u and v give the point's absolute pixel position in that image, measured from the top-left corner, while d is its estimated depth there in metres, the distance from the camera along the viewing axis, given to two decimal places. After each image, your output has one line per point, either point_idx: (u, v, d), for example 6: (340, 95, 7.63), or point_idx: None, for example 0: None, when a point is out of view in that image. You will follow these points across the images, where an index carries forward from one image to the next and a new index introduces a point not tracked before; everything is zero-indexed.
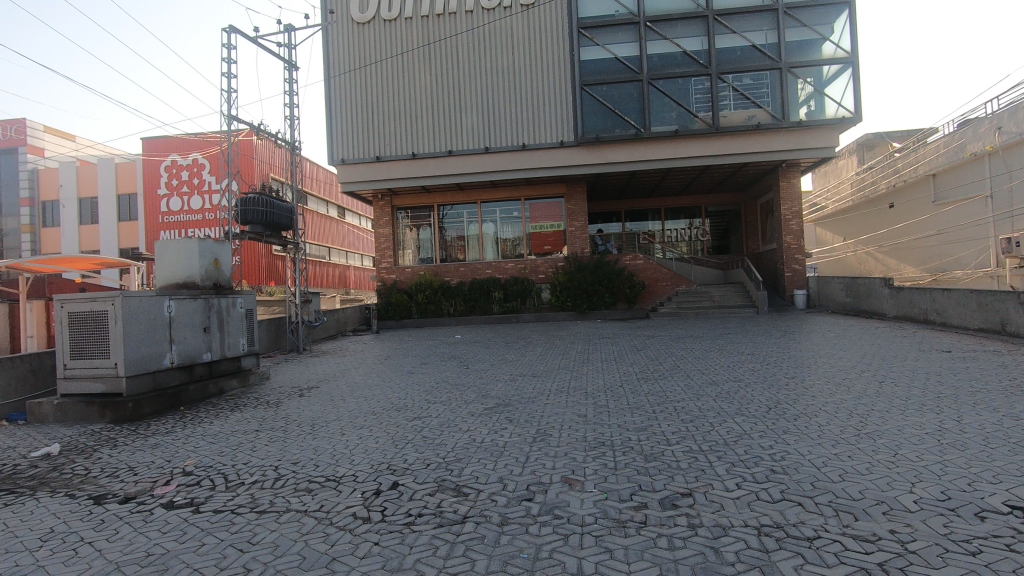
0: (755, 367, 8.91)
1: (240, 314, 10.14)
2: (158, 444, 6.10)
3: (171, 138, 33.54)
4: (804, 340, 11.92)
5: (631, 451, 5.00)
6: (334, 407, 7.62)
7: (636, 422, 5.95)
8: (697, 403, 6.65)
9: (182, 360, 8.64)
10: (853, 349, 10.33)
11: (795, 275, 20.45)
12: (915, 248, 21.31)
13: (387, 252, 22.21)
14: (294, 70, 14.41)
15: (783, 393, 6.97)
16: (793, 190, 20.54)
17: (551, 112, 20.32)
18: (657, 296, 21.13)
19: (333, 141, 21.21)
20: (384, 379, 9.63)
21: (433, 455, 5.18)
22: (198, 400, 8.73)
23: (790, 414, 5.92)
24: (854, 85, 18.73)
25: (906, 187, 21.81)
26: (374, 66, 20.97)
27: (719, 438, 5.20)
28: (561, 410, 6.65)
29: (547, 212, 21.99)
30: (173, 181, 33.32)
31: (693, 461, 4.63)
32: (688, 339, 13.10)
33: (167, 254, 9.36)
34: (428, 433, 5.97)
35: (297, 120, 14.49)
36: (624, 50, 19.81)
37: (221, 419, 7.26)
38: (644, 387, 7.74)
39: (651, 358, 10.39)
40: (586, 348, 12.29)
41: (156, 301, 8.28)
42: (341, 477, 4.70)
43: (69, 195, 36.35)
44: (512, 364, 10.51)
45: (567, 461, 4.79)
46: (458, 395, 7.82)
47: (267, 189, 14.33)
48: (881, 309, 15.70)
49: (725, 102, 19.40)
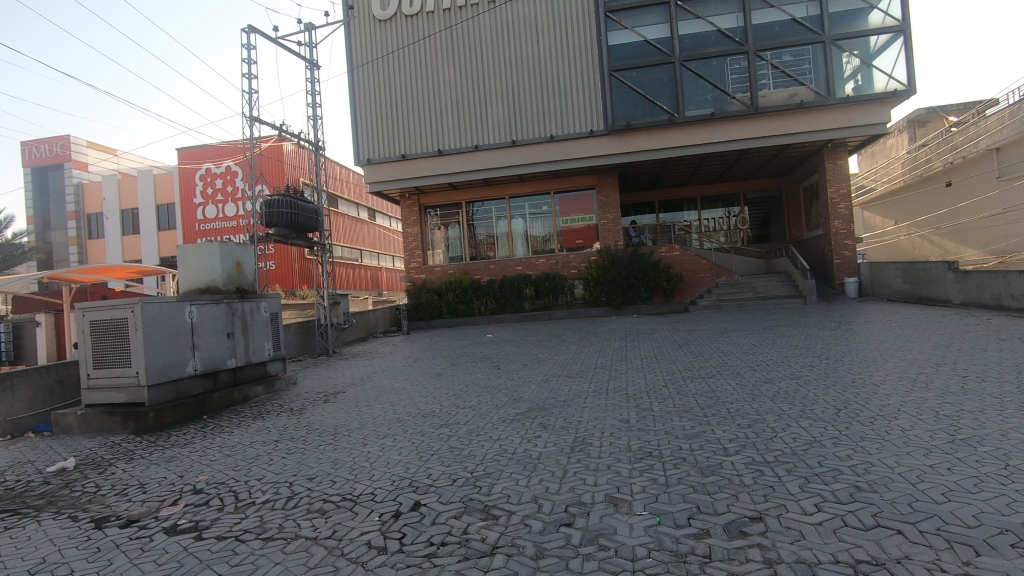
0: (812, 362, 8.10)
1: (264, 318, 9.87)
2: (174, 457, 5.80)
3: (205, 147, 34.28)
4: (863, 332, 10.97)
5: (683, 462, 4.39)
6: (358, 414, 7.20)
7: (685, 428, 5.33)
8: (752, 405, 5.95)
9: (205, 367, 8.41)
10: (921, 340, 9.37)
11: (844, 261, 19.25)
12: (978, 229, 19.82)
13: (416, 251, 21.91)
14: (316, 69, 14.16)
15: (851, 392, 6.20)
16: (840, 171, 19.32)
17: (580, 100, 19.64)
18: (697, 288, 20.14)
19: (359, 141, 21.00)
20: (412, 382, 9.22)
21: (461, 468, 4.70)
22: (223, 408, 8.50)
23: (864, 417, 5.20)
24: (906, 54, 17.42)
25: (965, 164, 20.29)
26: (397, 63, 20.70)
27: (786, 447, 4.53)
28: (600, 415, 6.07)
29: (577, 205, 21.36)
30: (208, 189, 33.91)
31: (759, 475, 3.99)
32: (733, 333, 12.27)
33: (188, 258, 9.23)
34: (456, 443, 5.47)
35: (320, 119, 14.19)
36: (654, 32, 18.92)
37: (242, 428, 6.93)
38: (691, 387, 7.07)
39: (695, 354, 9.66)
40: (624, 345, 11.62)
41: (176, 306, 8.05)
42: (358, 496, 4.24)
43: (112, 207, 37.50)
44: (545, 363, 9.96)
45: (610, 476, 4.20)
46: (489, 399, 7.32)
47: (291, 191, 14.15)
48: (947, 295, 14.49)
49: (764, 81, 18.34)
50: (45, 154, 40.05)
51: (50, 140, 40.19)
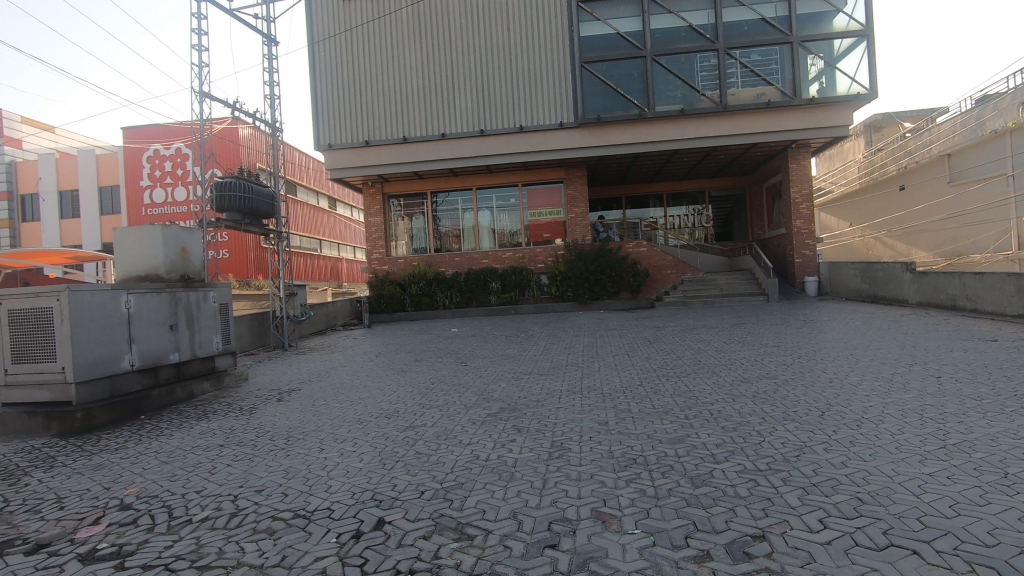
0: (785, 361, 8.00)
1: (212, 310, 9.12)
2: (101, 465, 5.13)
3: (154, 128, 32.39)
4: (829, 330, 11.04)
5: (671, 470, 4.08)
6: (315, 414, 6.64)
7: (668, 431, 5.03)
8: (734, 406, 5.72)
9: (144, 362, 7.66)
10: (887, 339, 9.45)
11: (805, 260, 19.60)
12: (929, 232, 20.52)
13: (378, 242, 21.13)
14: (273, 45, 13.29)
15: (830, 392, 6.05)
16: (803, 172, 19.63)
17: (550, 91, 19.29)
18: (663, 284, 20.16)
19: (320, 126, 20.06)
20: (374, 379, 8.69)
21: (431, 477, 4.27)
22: (163, 407, 7.78)
23: (850, 420, 5.02)
24: (869, 59, 17.76)
25: (918, 169, 20.99)
26: (361, 46, 19.87)
27: (776, 453, 4.28)
28: (577, 416, 5.73)
29: (545, 199, 21.04)
30: (156, 172, 31.98)
31: (754, 486, 3.70)
32: (702, 330, 12.20)
33: (127, 243, 8.42)
34: (422, 448, 5.02)
35: (277, 99, 13.35)
36: (626, 25, 18.71)
37: (183, 430, 6.28)
38: (667, 387, 6.81)
39: (667, 351, 9.46)
40: (594, 341, 11.37)
41: (110, 295, 7.28)
42: (312, 513, 3.75)
43: (48, 188, 34.94)
44: (515, 360, 9.59)
45: (595, 487, 3.85)
46: (457, 398, 6.88)
47: (244, 174, 13.27)
48: (903, 295, 14.86)
49: (733, 79, 18.39)
50: None
51: None
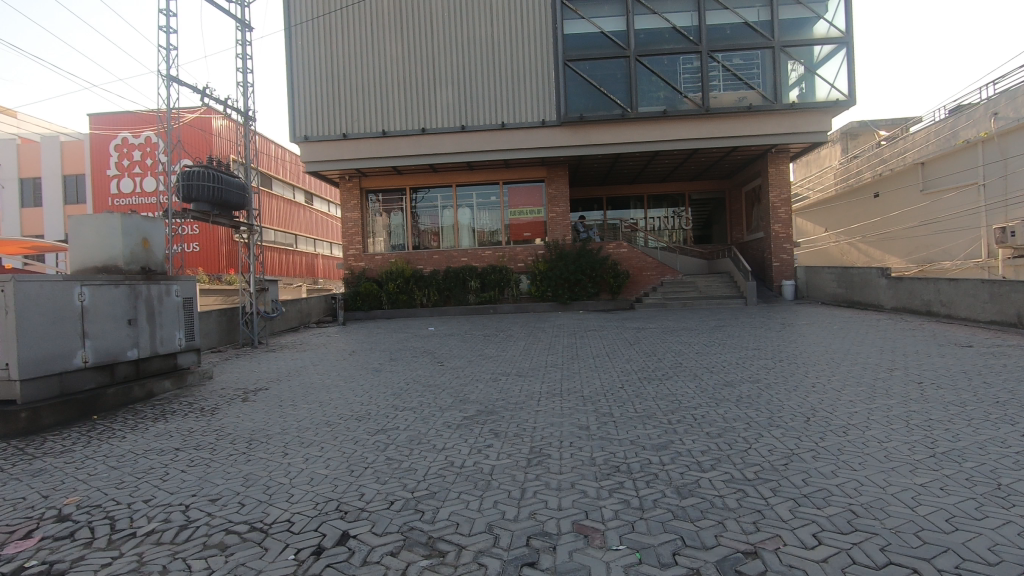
0: (767, 365, 7.90)
1: (176, 304, 8.66)
2: (42, 471, 4.73)
3: (123, 115, 31.26)
4: (807, 334, 11.03)
5: (655, 479, 3.89)
6: (281, 415, 6.30)
7: (652, 437, 4.84)
8: (717, 411, 5.56)
9: (98, 358, 7.21)
10: (865, 344, 9.44)
11: (783, 264, 19.77)
12: (902, 238, 20.88)
13: (355, 237, 20.65)
14: (248, 31, 12.80)
15: (814, 398, 5.93)
16: (782, 176, 19.79)
17: (532, 89, 19.08)
18: (642, 286, 20.10)
19: (295, 117, 19.51)
20: (346, 379, 8.35)
21: (401, 485, 4.00)
22: (119, 406, 7.33)
23: (835, 426, 4.90)
24: (848, 66, 17.95)
25: (892, 177, 21.35)
26: (340, 36, 19.39)
27: (763, 460, 4.12)
28: (556, 420, 5.50)
29: (526, 197, 20.83)
30: (124, 161, 30.92)
31: (743, 497, 3.52)
32: (682, 332, 12.08)
33: (82, 231, 7.93)
34: (394, 454, 4.73)
35: (251, 87, 12.86)
36: (611, 24, 18.61)
37: (138, 432, 5.88)
38: (649, 390, 6.63)
39: (648, 353, 9.32)
40: (573, 342, 11.17)
41: (62, 287, 6.83)
42: (270, 526, 3.45)
43: (8, 176, 33.49)
44: (493, 360, 9.34)
45: (576, 498, 3.62)
46: (432, 400, 6.59)
47: (214, 163, 12.73)
48: (878, 300, 15.02)
49: (716, 82, 18.43)
50: None
51: None
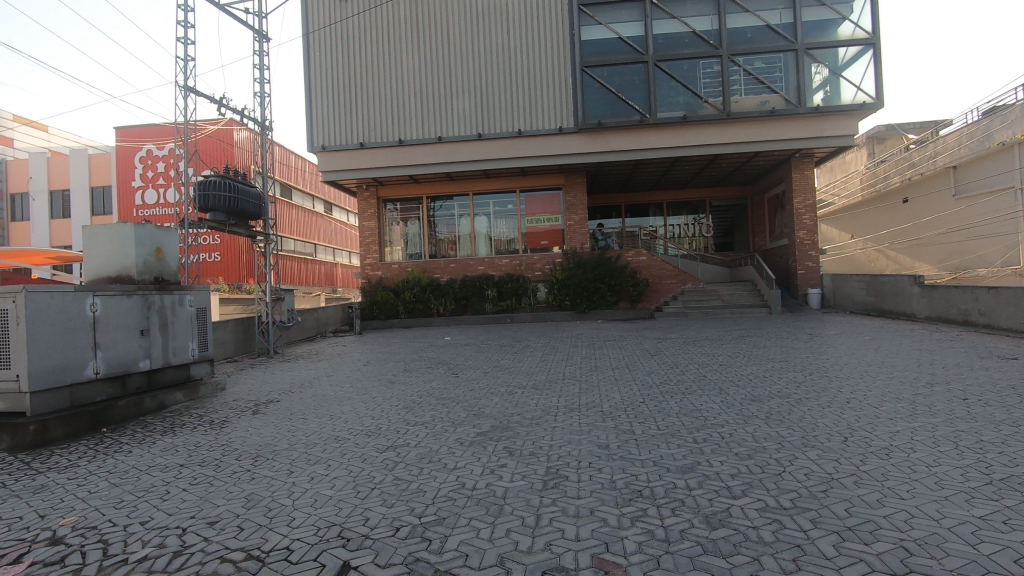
0: (796, 378, 7.51)
1: (189, 314, 8.60)
2: (43, 487, 4.60)
3: (147, 127, 31.93)
4: (837, 345, 10.55)
5: (682, 506, 3.58)
6: (290, 429, 6.13)
7: (676, 457, 4.53)
8: (745, 429, 5.22)
9: (110, 370, 7.13)
10: (901, 356, 8.96)
11: (808, 272, 19.20)
12: (934, 245, 20.14)
13: (372, 246, 20.62)
14: (265, 41, 12.87)
15: (850, 415, 5.55)
16: (806, 182, 19.26)
17: (549, 96, 18.92)
18: (663, 294, 19.68)
19: (314, 127, 19.60)
20: (359, 391, 8.17)
21: (409, 509, 3.76)
22: (130, 418, 7.24)
23: (876, 447, 4.53)
24: (875, 67, 17.44)
25: (922, 182, 20.65)
26: (358, 46, 19.48)
27: (800, 486, 3.78)
28: (574, 438, 5.22)
29: (544, 205, 20.63)
30: (148, 173, 31.55)
31: (779, 529, 3.20)
32: (704, 342, 11.69)
33: (96, 242, 7.93)
34: (403, 473, 4.50)
35: (267, 97, 12.92)
36: (629, 30, 18.38)
37: (144, 446, 5.75)
38: (672, 405, 6.31)
39: (670, 365, 8.98)
40: (592, 353, 10.85)
41: (74, 298, 6.78)
42: (267, 555, 3.22)
43: (39, 188, 34.42)
44: (510, 372, 9.11)
45: (596, 527, 3.34)
46: (445, 415, 6.36)
47: (231, 173, 12.77)
48: (911, 309, 14.42)
49: (737, 87, 18.06)
50: None
51: None
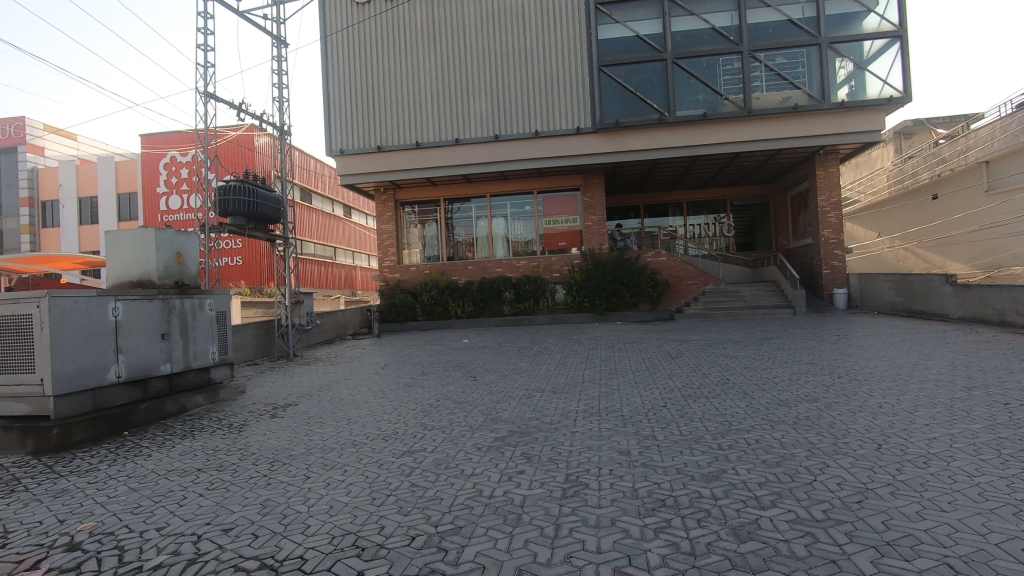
0: (825, 381, 7.27)
1: (209, 318, 8.66)
2: (64, 492, 4.63)
3: (171, 134, 32.54)
4: (865, 347, 10.23)
5: (708, 517, 3.43)
6: (308, 433, 6.11)
7: (700, 465, 4.38)
8: (772, 435, 5.03)
9: (131, 374, 7.20)
10: (935, 358, 8.63)
11: (834, 272, 18.73)
12: (965, 242, 19.50)
13: (390, 249, 20.68)
14: (284, 47, 12.98)
15: (883, 421, 5.32)
16: (831, 179, 18.80)
17: (566, 96, 18.78)
18: (683, 295, 19.37)
19: (332, 130, 19.74)
20: (377, 395, 8.14)
21: (425, 517, 3.67)
22: (151, 422, 7.30)
23: (913, 455, 4.31)
24: (902, 60, 16.96)
25: (953, 177, 20.03)
26: (375, 50, 19.59)
27: (833, 497, 3.60)
28: (594, 443, 5.09)
29: (562, 206, 20.49)
30: (172, 178, 32.18)
31: (812, 543, 3.03)
32: (727, 345, 11.43)
33: (118, 247, 8.01)
34: (420, 480, 4.41)
35: (286, 102, 13.03)
36: (647, 28, 18.16)
37: (164, 450, 5.77)
38: (695, 409, 6.14)
39: (693, 368, 8.79)
40: (611, 356, 10.69)
41: (97, 302, 6.85)
42: (280, 566, 3.15)
43: (69, 195, 35.39)
44: (528, 375, 9.00)
45: (617, 538, 3.21)
46: (462, 419, 6.27)
47: (250, 177, 12.88)
48: (944, 309, 13.95)
49: (758, 83, 17.73)
50: None
51: None
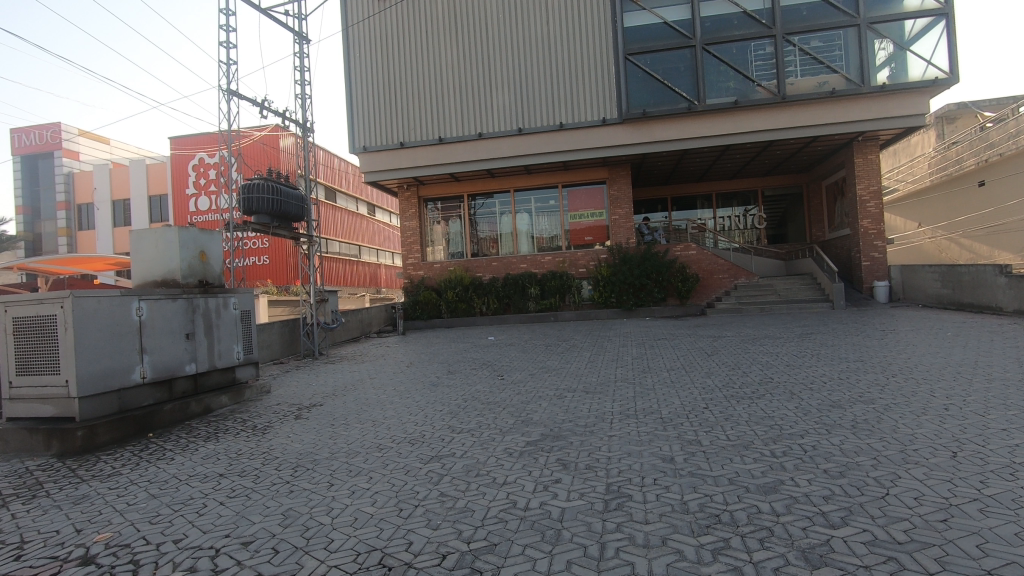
0: (878, 380, 6.77)
1: (232, 317, 8.54)
2: (84, 498, 4.49)
3: (200, 136, 32.99)
4: (915, 342, 9.60)
5: (771, 537, 3.07)
6: (333, 436, 5.90)
7: (754, 474, 4.00)
8: (830, 441, 4.61)
9: (156, 374, 7.11)
10: (995, 354, 8.02)
11: (874, 263, 17.93)
12: (1016, 231, 18.46)
13: (414, 246, 20.54)
14: (305, 43, 12.84)
15: (953, 424, 4.86)
16: (870, 166, 17.97)
17: (591, 86, 18.33)
18: (714, 290, 18.77)
19: (355, 127, 19.64)
20: (402, 394, 7.92)
21: (456, 532, 3.39)
22: (176, 423, 7.20)
23: (996, 466, 3.86)
24: (948, 39, 16.07)
25: (1002, 162, 18.96)
26: (397, 44, 19.42)
27: (914, 514, 3.20)
28: (633, 449, 4.74)
29: (587, 200, 20.04)
30: (201, 180, 32.68)
31: (898, 571, 2.65)
32: (765, 341, 10.92)
33: (143, 246, 7.95)
34: (450, 488, 4.15)
35: (308, 98, 12.91)
36: (675, 13, 17.57)
37: (187, 454, 5.62)
38: (740, 411, 5.73)
39: (731, 366, 8.36)
40: (643, 353, 10.29)
41: (120, 302, 6.74)
42: None
43: (103, 198, 36.33)
44: (557, 373, 8.69)
45: (673, 562, 2.87)
46: (491, 421, 5.98)
47: (273, 175, 12.80)
48: (996, 302, 13.16)
49: (792, 68, 17.03)
50: (36, 142, 38.94)
51: (41, 127, 39.24)
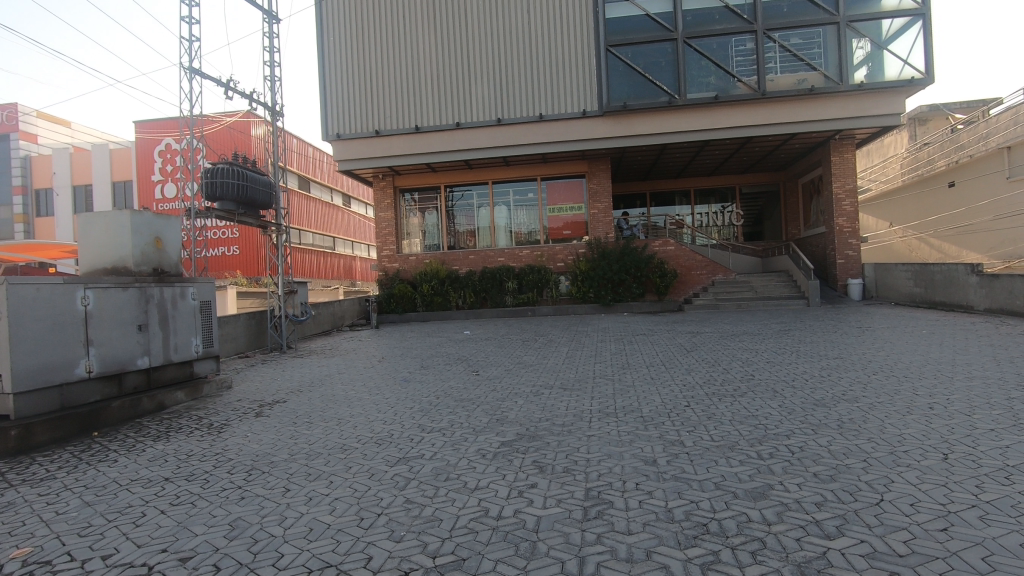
0: (859, 378, 6.66)
1: (191, 308, 8.04)
2: (9, 506, 4.03)
3: (166, 120, 31.76)
4: (892, 340, 9.60)
5: (764, 550, 2.82)
6: (294, 436, 5.52)
7: (742, 479, 3.76)
8: (817, 441, 4.41)
9: (104, 368, 6.60)
10: (970, 352, 8.02)
11: (848, 262, 18.09)
12: (984, 232, 18.82)
13: (389, 238, 20.04)
14: (275, 22, 12.26)
15: (940, 425, 4.72)
16: (846, 165, 18.10)
17: (571, 78, 18.07)
18: (692, 286, 18.73)
19: (328, 114, 19.02)
20: (371, 391, 7.55)
21: (420, 545, 3.07)
22: (125, 420, 6.72)
23: (990, 469, 3.70)
24: (924, 40, 16.22)
25: (971, 164, 19.30)
26: (372, 29, 18.84)
27: (912, 523, 3.00)
28: (613, 451, 4.47)
29: (566, 193, 19.80)
30: (167, 166, 31.52)
31: None
32: (743, 337, 10.83)
33: (92, 230, 7.38)
34: (417, 494, 3.82)
35: (278, 81, 12.35)
36: (657, 6, 17.38)
37: (132, 455, 5.17)
38: (723, 410, 5.52)
39: (711, 362, 8.20)
40: (621, 349, 10.08)
41: (63, 290, 6.22)
42: None
43: (63, 183, 34.73)
44: (534, 369, 8.42)
45: None
46: (464, 420, 5.67)
47: (240, 160, 12.21)
48: (968, 301, 13.34)
49: (772, 64, 16.99)
50: None
51: None
